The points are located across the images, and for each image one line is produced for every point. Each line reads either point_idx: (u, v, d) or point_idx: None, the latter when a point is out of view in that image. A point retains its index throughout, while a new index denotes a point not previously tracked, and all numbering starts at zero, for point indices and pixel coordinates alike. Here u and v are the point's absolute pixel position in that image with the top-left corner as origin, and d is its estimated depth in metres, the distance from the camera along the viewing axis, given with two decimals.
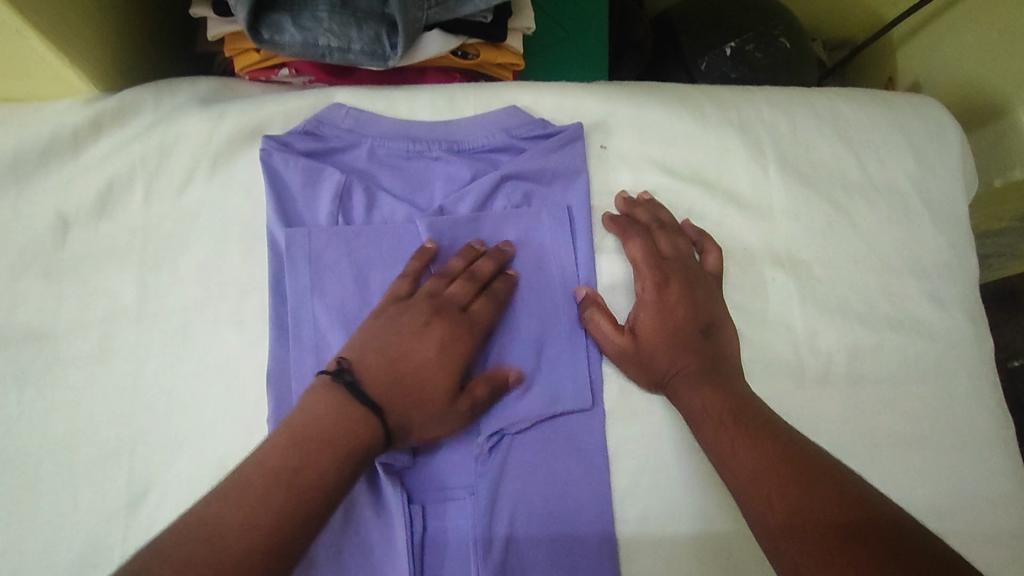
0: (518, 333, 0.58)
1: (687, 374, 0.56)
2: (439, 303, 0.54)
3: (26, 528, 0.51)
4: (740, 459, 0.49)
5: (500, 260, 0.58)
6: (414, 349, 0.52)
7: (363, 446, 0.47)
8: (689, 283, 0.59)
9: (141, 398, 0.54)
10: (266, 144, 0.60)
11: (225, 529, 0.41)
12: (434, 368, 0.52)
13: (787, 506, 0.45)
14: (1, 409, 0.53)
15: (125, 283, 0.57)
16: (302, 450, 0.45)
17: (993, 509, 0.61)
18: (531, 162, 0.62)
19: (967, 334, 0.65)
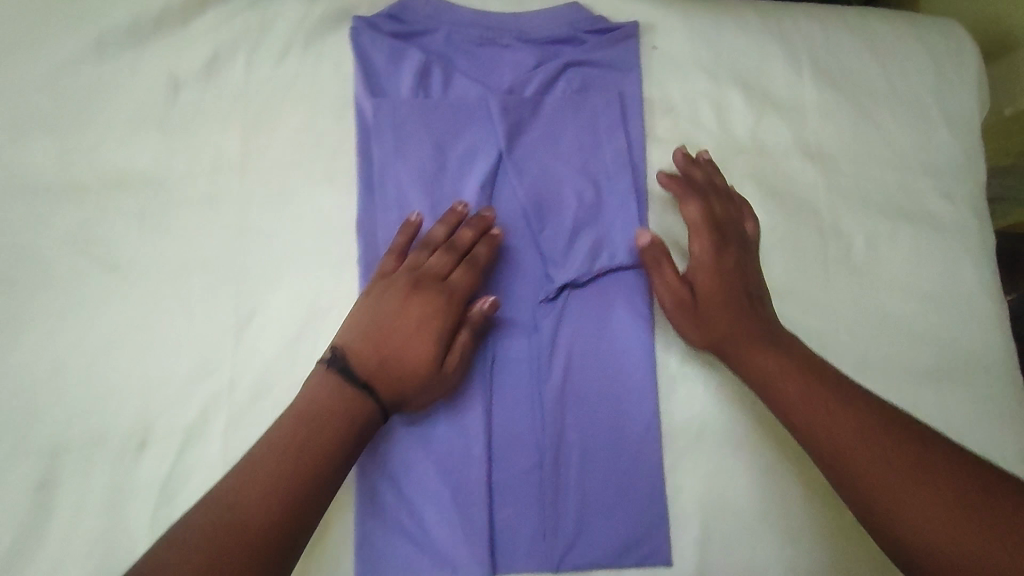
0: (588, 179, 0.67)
1: (745, 326, 0.60)
2: (417, 277, 0.60)
3: (151, 340, 0.59)
4: (785, 389, 0.55)
5: (480, 228, 0.63)
6: (393, 331, 0.58)
7: (397, 369, 0.57)
8: (734, 237, 0.65)
9: (247, 239, 0.62)
10: (356, 24, 0.67)
11: (298, 453, 0.51)
12: (413, 337, 0.58)
13: (834, 430, 0.51)
14: (127, 239, 0.60)
15: (229, 139, 0.63)
16: (374, 339, 0.57)
17: (983, 379, 0.69)
18: (592, 54, 0.69)
19: (976, 231, 0.71)
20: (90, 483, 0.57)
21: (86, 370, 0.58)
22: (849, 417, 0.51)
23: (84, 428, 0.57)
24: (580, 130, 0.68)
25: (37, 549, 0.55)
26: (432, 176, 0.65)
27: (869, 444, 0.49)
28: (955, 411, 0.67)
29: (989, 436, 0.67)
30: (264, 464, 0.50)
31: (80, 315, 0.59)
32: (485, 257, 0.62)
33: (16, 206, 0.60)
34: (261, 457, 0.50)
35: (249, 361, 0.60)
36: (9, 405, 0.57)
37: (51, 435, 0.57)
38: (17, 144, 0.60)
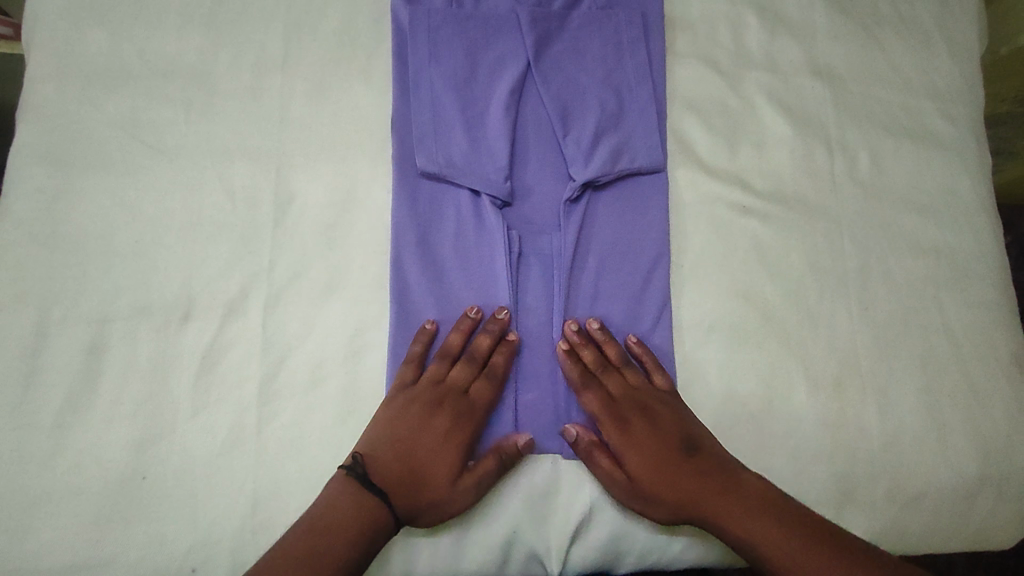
0: (611, 87, 0.70)
1: (678, 489, 0.58)
2: (441, 393, 0.59)
3: (196, 220, 0.62)
4: (733, 517, 0.56)
5: (497, 333, 0.61)
6: (420, 440, 0.57)
7: (429, 472, 0.56)
8: (651, 405, 0.61)
9: (288, 131, 0.65)
10: None
11: (331, 535, 0.52)
12: (437, 455, 0.57)
13: (780, 543, 0.53)
14: (175, 126, 0.64)
15: (272, 37, 0.67)
16: (403, 478, 0.56)
17: (983, 285, 0.72)
18: None
19: (973, 150, 0.75)
20: (137, 350, 0.59)
21: (134, 245, 0.61)
22: (784, 534, 0.54)
23: (131, 300, 0.60)
24: (604, 43, 0.71)
25: (86, 409, 0.57)
26: (463, 80, 0.68)
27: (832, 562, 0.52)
28: (957, 314, 0.70)
29: (988, 342, 0.70)
30: (298, 544, 0.52)
31: (130, 193, 0.62)
32: (503, 369, 0.61)
33: (72, 91, 0.63)
34: (334, 496, 0.54)
35: (287, 244, 0.62)
36: (61, 274, 0.60)
37: (100, 304, 0.59)
38: (76, 36, 0.64)
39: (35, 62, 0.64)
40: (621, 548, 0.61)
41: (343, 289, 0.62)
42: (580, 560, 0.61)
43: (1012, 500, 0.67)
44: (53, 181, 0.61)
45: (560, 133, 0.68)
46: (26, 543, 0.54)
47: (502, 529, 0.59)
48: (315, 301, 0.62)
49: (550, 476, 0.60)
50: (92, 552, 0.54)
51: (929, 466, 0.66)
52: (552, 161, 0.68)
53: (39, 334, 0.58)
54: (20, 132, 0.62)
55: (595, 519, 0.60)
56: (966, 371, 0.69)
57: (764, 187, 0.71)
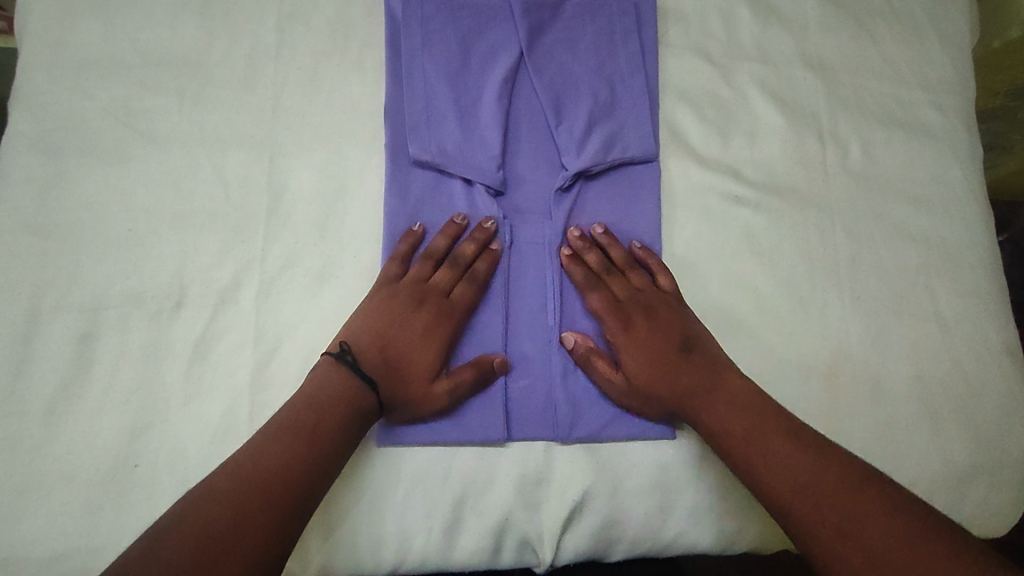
0: (603, 78, 0.70)
1: (671, 381, 0.60)
2: (424, 291, 0.61)
3: (188, 209, 0.62)
4: (718, 411, 0.58)
5: (483, 241, 0.63)
6: (402, 333, 0.60)
7: (407, 371, 0.59)
8: (652, 309, 0.63)
9: (281, 120, 0.65)
10: None
11: (323, 408, 0.54)
12: (414, 351, 0.60)
13: (743, 428, 0.56)
14: (169, 116, 0.64)
15: (265, 28, 0.67)
16: (386, 370, 0.58)
17: (974, 274, 0.72)
18: None
19: (965, 141, 0.76)
20: (128, 338, 0.59)
21: (127, 233, 0.61)
22: (783, 445, 0.54)
23: (123, 288, 0.60)
24: (597, 33, 0.71)
25: (77, 396, 0.57)
26: (456, 70, 0.68)
27: (818, 475, 0.52)
28: (949, 303, 0.70)
29: (980, 331, 0.70)
30: (291, 416, 0.54)
31: (123, 182, 0.62)
32: (484, 274, 0.63)
33: (66, 80, 0.63)
34: (266, 437, 0.52)
35: (279, 232, 0.62)
36: (53, 262, 0.59)
37: (92, 292, 0.59)
38: (70, 25, 0.64)
39: (29, 51, 0.64)
40: (613, 537, 0.61)
41: (336, 278, 0.62)
42: (572, 549, 0.61)
43: (1005, 488, 0.67)
44: (46, 169, 0.61)
45: (552, 123, 0.68)
46: (16, 531, 0.53)
47: (494, 518, 0.59)
48: (308, 290, 0.62)
49: (541, 464, 0.60)
50: (81, 540, 0.54)
51: (921, 455, 0.66)
52: (544, 150, 0.69)
53: (30, 321, 0.58)
54: (14, 121, 0.62)
55: (587, 508, 0.60)
56: (958, 360, 0.69)
57: (757, 177, 0.71)
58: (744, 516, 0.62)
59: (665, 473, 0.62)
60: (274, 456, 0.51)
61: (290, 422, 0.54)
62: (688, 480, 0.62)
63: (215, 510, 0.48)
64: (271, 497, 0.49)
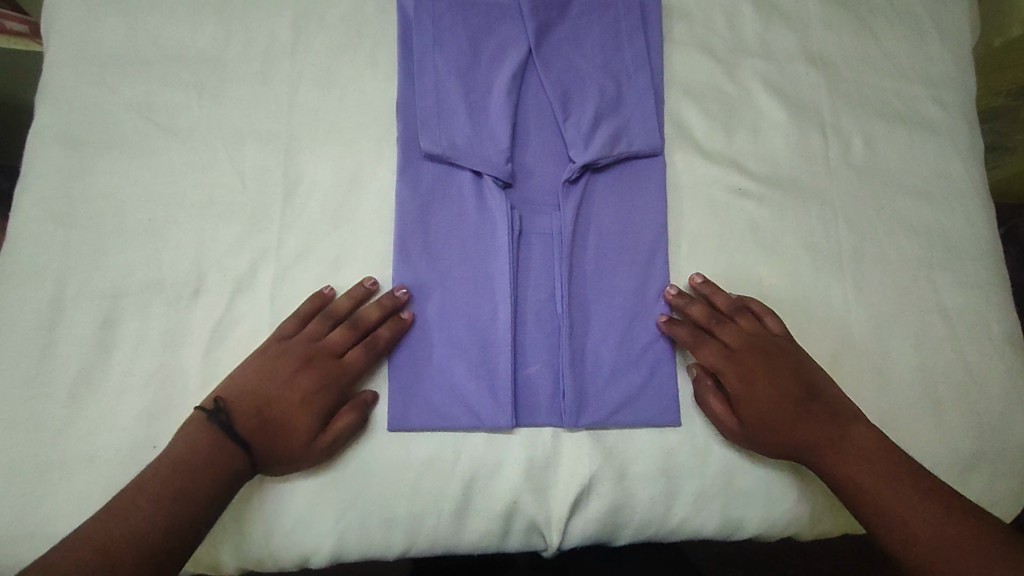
0: (609, 74, 0.72)
1: (792, 427, 0.60)
2: (314, 350, 0.60)
3: (207, 200, 0.64)
4: (840, 455, 0.59)
5: (390, 308, 0.62)
6: (281, 394, 0.58)
7: (286, 428, 0.57)
8: (762, 359, 0.63)
9: (296, 114, 0.67)
10: None
11: (190, 465, 0.53)
12: (297, 410, 0.57)
13: (869, 476, 0.57)
14: (188, 109, 0.66)
15: (281, 25, 0.69)
16: (267, 427, 0.57)
17: (976, 266, 0.73)
18: None
19: (966, 136, 0.77)
20: (148, 324, 0.61)
21: (147, 223, 0.63)
22: (907, 497, 0.55)
23: (144, 276, 0.62)
24: (603, 31, 0.73)
25: (99, 380, 0.59)
26: (467, 67, 0.70)
27: (947, 529, 0.53)
28: (951, 294, 0.71)
29: (982, 323, 0.71)
30: (162, 470, 0.53)
31: (144, 174, 0.64)
32: (385, 341, 0.61)
33: (90, 75, 0.66)
34: (138, 488, 0.52)
35: (295, 223, 0.64)
36: (77, 250, 0.61)
37: (115, 279, 0.61)
38: (94, 23, 0.67)
39: (55, 48, 0.66)
40: (620, 522, 0.62)
41: (349, 267, 0.64)
42: (579, 533, 0.62)
43: (1007, 476, 0.67)
44: (71, 161, 0.63)
45: (559, 117, 0.70)
46: (41, 509, 0.55)
47: (503, 502, 0.60)
48: (322, 278, 0.63)
49: (550, 449, 0.61)
50: None
51: (925, 443, 0.66)
52: (552, 143, 0.70)
53: (54, 307, 0.60)
54: (40, 115, 0.64)
55: (594, 493, 0.61)
56: (960, 350, 0.70)
57: (761, 170, 0.72)
58: (750, 502, 0.63)
59: (671, 459, 0.63)
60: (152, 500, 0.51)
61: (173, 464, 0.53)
62: (694, 465, 0.63)
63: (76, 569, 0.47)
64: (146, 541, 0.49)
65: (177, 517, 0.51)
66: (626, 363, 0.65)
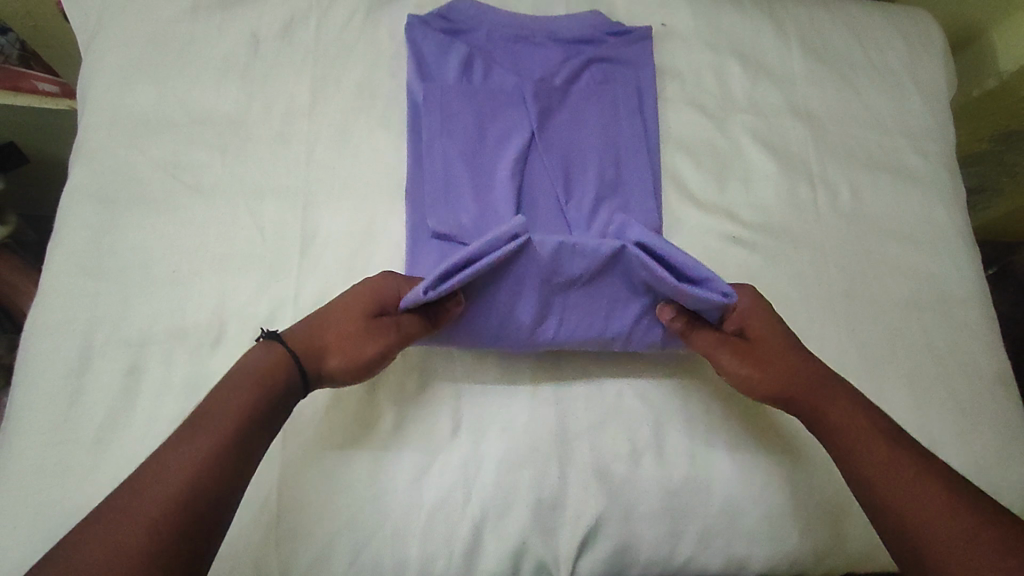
0: (611, 156, 0.74)
1: (794, 376, 0.61)
2: (371, 286, 0.61)
3: (228, 251, 0.68)
4: (833, 436, 0.59)
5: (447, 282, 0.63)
6: (334, 318, 0.59)
7: (330, 349, 0.59)
8: (746, 350, 0.62)
9: (314, 171, 0.71)
10: (410, 18, 0.76)
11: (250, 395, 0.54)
12: (344, 331, 0.59)
13: (871, 451, 0.56)
14: (212, 168, 0.70)
15: (300, 88, 0.74)
16: (317, 348, 0.59)
17: (963, 306, 0.76)
18: (615, 47, 0.78)
19: (947, 183, 0.81)
20: (172, 371, 0.63)
21: (172, 275, 0.66)
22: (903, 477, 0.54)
23: (168, 324, 0.65)
24: (603, 114, 0.76)
25: (125, 425, 0.61)
26: (474, 153, 0.72)
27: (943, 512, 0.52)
28: (940, 333, 0.74)
29: (971, 361, 0.74)
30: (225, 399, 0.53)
31: (170, 227, 0.68)
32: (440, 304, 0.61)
33: (122, 137, 0.70)
34: (197, 417, 0.52)
35: (311, 274, 0.68)
36: (106, 301, 0.65)
37: (140, 328, 0.64)
38: (126, 89, 0.72)
39: (91, 113, 0.71)
40: (625, 560, 0.64)
41: None
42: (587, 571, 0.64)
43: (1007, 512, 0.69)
44: (102, 217, 0.67)
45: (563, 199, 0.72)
46: None
47: (512, 542, 0.62)
48: None
49: (558, 489, 0.63)
50: None
51: None
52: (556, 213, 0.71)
53: (83, 356, 0.63)
54: (75, 175, 0.69)
55: (601, 532, 0.63)
56: (952, 388, 0.72)
57: (752, 218, 0.76)
58: (753, 540, 0.65)
59: (676, 498, 0.64)
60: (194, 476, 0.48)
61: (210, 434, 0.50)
62: (698, 504, 0.64)
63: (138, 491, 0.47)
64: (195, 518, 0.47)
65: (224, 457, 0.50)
66: (629, 405, 0.68)
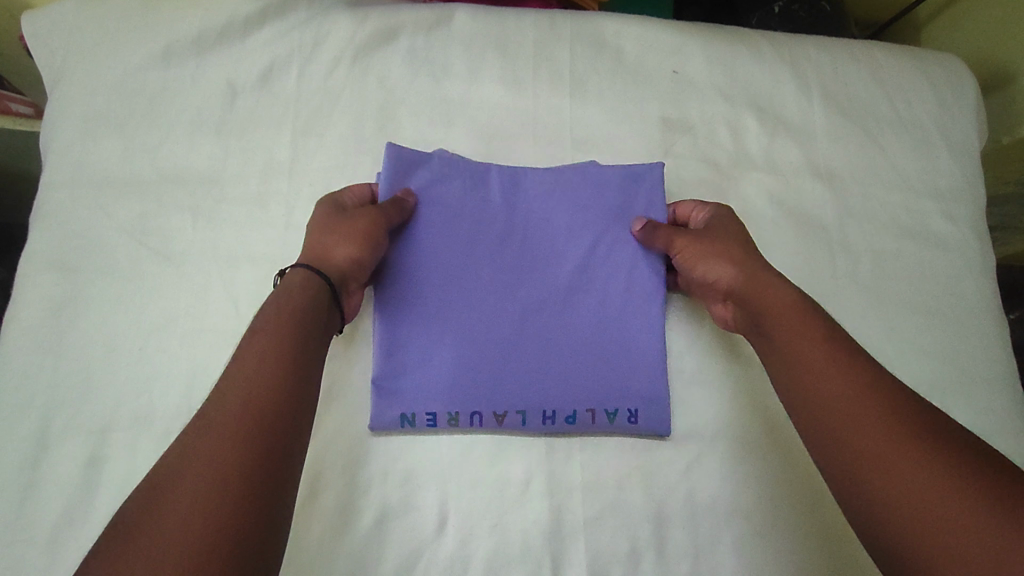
0: (597, 293, 0.68)
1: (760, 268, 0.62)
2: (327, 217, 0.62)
3: (198, 324, 0.62)
4: (788, 344, 0.54)
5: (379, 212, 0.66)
6: (326, 237, 0.60)
7: (343, 245, 0.59)
8: (726, 217, 0.67)
9: (293, 236, 0.66)
10: (389, 150, 0.67)
11: (284, 354, 0.48)
12: (337, 233, 0.60)
13: (837, 389, 0.50)
14: (183, 232, 0.65)
15: (280, 144, 0.68)
16: (323, 245, 0.59)
17: (989, 387, 0.71)
18: (613, 198, 0.70)
19: (975, 251, 0.75)
20: (135, 460, 0.58)
21: (138, 352, 0.61)
22: (871, 421, 0.47)
23: (133, 408, 0.59)
24: (598, 263, 0.68)
25: (81, 524, 0.56)
26: (448, 286, 0.66)
27: (929, 454, 0.43)
28: (967, 418, 0.69)
29: (999, 450, 0.68)
30: (254, 355, 0.48)
31: (136, 299, 0.63)
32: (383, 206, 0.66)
33: (87, 199, 0.65)
34: (236, 379, 0.46)
35: None
36: (65, 382, 0.60)
37: (102, 413, 0.59)
38: (92, 145, 0.67)
39: (55, 171, 0.66)
40: None
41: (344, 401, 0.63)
42: None
43: None
44: (64, 288, 0.62)
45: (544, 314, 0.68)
46: None
47: None
48: (317, 411, 0.62)
49: None
50: None
51: None
52: (549, 293, 0.67)
53: (40, 444, 0.58)
54: (35, 240, 0.64)
55: None
56: None
57: None
58: None
59: None
60: (241, 434, 0.43)
61: (247, 385, 0.46)
62: None
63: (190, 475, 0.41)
64: (254, 475, 0.42)
65: (263, 431, 0.44)
66: (632, 498, 0.62)
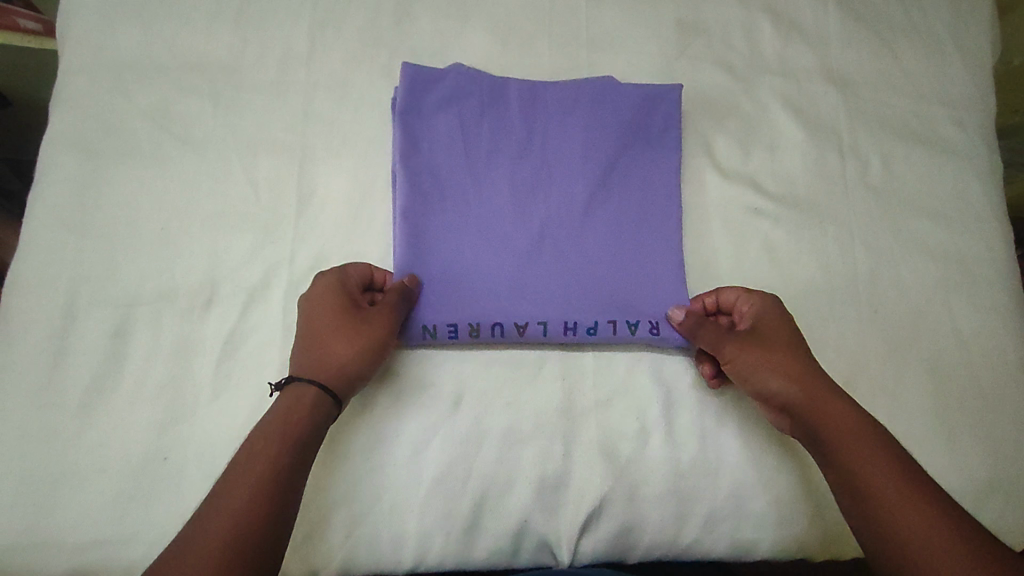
0: (614, 213, 0.67)
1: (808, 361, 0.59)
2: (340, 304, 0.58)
3: (220, 208, 0.64)
4: (825, 429, 0.55)
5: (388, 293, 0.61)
6: (329, 347, 0.56)
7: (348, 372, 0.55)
8: (773, 312, 0.62)
9: (311, 125, 0.66)
10: (404, 69, 0.67)
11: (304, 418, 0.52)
12: (341, 342, 0.56)
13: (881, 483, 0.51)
14: (203, 119, 0.66)
15: (298, 35, 0.69)
16: (331, 350, 0.56)
17: (991, 287, 0.72)
18: (629, 115, 0.69)
19: (983, 156, 0.76)
20: (160, 334, 0.60)
21: (160, 232, 0.62)
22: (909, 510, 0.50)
23: (157, 286, 0.61)
24: (614, 180, 0.67)
25: (110, 391, 0.58)
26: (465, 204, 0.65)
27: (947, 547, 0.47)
28: (965, 315, 0.71)
29: (996, 345, 0.71)
30: (277, 417, 0.52)
31: (158, 182, 0.64)
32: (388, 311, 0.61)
33: (106, 83, 0.65)
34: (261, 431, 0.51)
35: (307, 234, 0.64)
36: (89, 259, 0.61)
37: (126, 289, 0.61)
38: (111, 31, 0.67)
39: (72, 55, 0.66)
40: (630, 543, 0.61)
41: None
42: (589, 551, 0.61)
43: None
44: (86, 169, 0.63)
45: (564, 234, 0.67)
46: (51, 521, 0.54)
47: (514, 518, 0.60)
48: None
49: (561, 468, 0.60)
50: (110, 531, 0.54)
51: (940, 472, 0.65)
52: (567, 207, 0.66)
53: (67, 316, 0.60)
54: (55, 122, 0.64)
55: (605, 512, 0.60)
56: (974, 370, 0.69)
57: (776, 188, 0.72)
58: (761, 525, 0.62)
59: (683, 478, 0.62)
60: (262, 498, 0.48)
61: (262, 450, 0.50)
62: (705, 487, 0.62)
63: (217, 512, 0.47)
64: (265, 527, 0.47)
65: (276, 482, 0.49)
66: (639, 380, 0.64)
